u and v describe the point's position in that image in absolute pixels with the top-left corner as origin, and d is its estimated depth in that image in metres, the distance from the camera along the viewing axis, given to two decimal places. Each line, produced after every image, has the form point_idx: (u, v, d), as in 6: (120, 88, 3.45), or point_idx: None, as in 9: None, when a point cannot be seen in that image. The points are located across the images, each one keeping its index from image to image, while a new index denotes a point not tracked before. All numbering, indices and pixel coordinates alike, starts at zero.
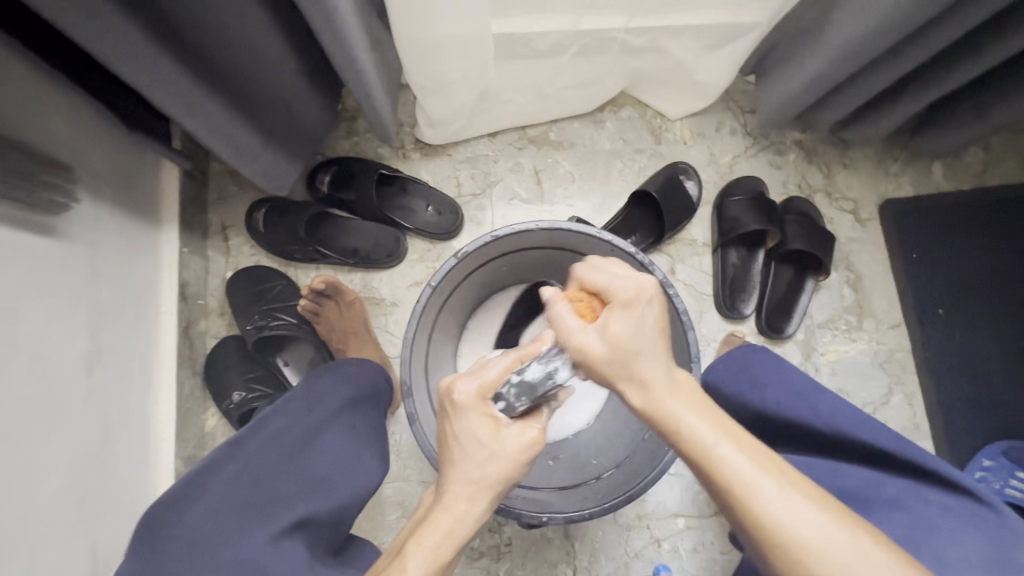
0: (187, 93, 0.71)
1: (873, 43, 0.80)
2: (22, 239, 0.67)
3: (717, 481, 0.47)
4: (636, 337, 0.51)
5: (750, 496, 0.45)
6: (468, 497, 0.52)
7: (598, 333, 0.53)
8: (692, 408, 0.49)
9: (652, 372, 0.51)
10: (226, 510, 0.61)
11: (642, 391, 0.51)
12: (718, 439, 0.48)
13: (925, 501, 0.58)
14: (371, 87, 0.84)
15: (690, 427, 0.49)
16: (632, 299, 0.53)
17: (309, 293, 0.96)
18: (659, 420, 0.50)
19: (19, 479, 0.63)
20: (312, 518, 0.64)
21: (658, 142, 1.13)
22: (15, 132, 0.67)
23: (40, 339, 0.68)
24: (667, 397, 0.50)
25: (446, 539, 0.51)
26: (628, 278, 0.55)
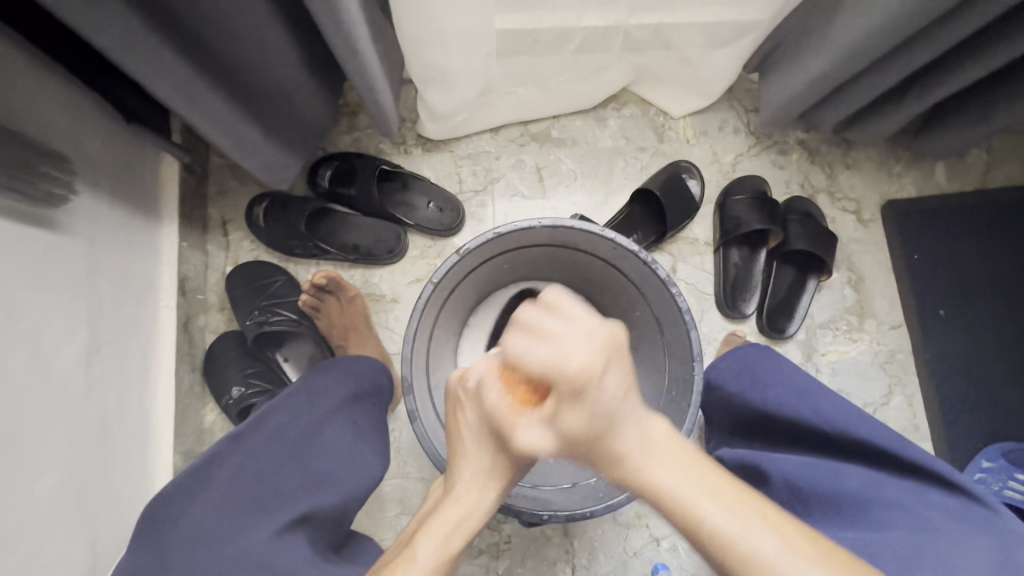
0: (188, 85, 0.70)
1: (879, 44, 0.79)
2: (21, 232, 0.67)
3: (710, 551, 0.43)
4: (592, 426, 0.43)
5: (751, 567, 0.42)
6: (478, 490, 0.53)
7: (547, 428, 0.45)
8: (672, 475, 0.44)
9: (624, 444, 0.44)
10: (227, 506, 0.61)
11: (613, 467, 0.45)
12: (709, 507, 0.43)
13: (925, 503, 0.58)
14: (373, 80, 0.84)
15: (676, 493, 0.44)
16: (579, 384, 0.41)
17: (310, 289, 0.95)
18: (640, 490, 0.45)
19: (18, 473, 0.63)
20: (314, 513, 0.64)
21: (661, 140, 1.13)
22: (16, 125, 0.67)
23: (38, 332, 0.68)
24: (645, 467, 0.45)
25: (454, 536, 0.51)
26: (573, 349, 0.41)
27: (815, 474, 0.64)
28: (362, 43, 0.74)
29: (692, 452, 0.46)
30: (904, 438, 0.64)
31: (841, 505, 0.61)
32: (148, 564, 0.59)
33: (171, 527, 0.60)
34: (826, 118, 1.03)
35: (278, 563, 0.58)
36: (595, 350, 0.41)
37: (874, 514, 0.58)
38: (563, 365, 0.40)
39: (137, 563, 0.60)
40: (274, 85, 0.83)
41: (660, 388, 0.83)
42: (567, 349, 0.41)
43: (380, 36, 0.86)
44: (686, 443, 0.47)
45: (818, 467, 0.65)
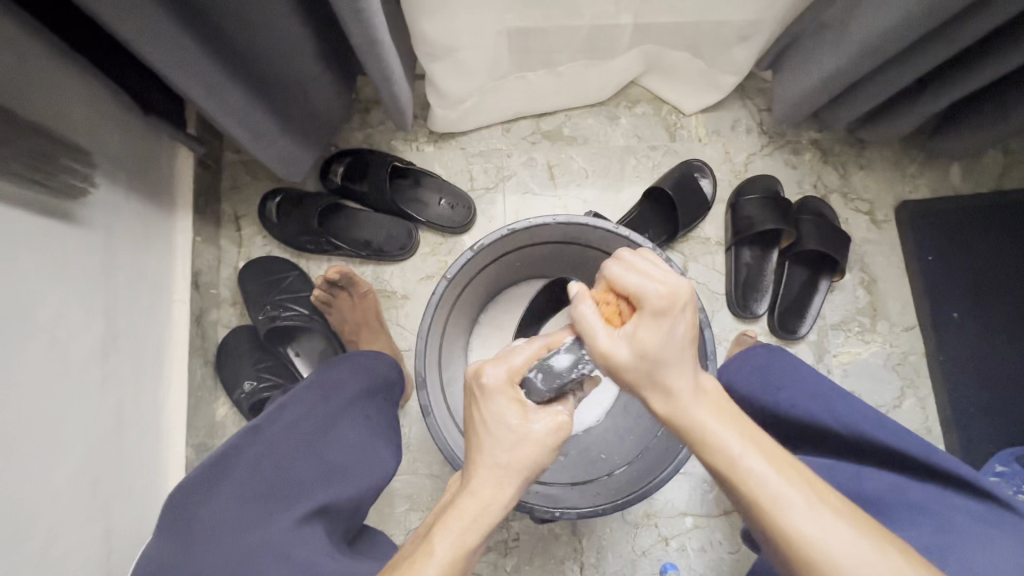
0: (208, 78, 0.71)
1: (895, 42, 0.79)
2: (40, 224, 0.68)
3: (742, 492, 0.47)
4: (663, 346, 0.50)
5: (779, 511, 0.45)
6: (494, 486, 0.52)
7: (623, 340, 0.52)
8: (716, 417, 0.50)
9: (679, 380, 0.51)
10: (248, 497, 0.62)
11: (665, 394, 0.51)
12: (745, 450, 0.48)
13: (951, 506, 0.58)
14: (388, 72, 0.84)
15: (716, 434, 0.49)
16: (663, 307, 0.51)
17: (323, 284, 0.97)
18: (683, 426, 0.51)
19: (37, 461, 0.64)
20: (332, 505, 0.64)
21: (672, 139, 1.12)
22: (40, 117, 0.68)
23: (57, 320, 0.69)
24: (693, 405, 0.50)
25: (470, 534, 0.50)
26: (662, 281, 0.52)
27: (836, 479, 0.64)
28: (380, 35, 0.75)
29: (732, 411, 0.51)
30: (923, 440, 0.63)
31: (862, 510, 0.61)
32: (169, 555, 0.59)
33: (194, 517, 0.61)
34: (840, 116, 1.03)
35: (300, 552, 0.58)
36: (680, 286, 0.52)
37: (898, 518, 0.58)
38: (655, 287, 0.51)
39: (156, 555, 0.60)
40: (288, 78, 0.83)
41: None
42: (670, 278, 0.52)
43: (393, 29, 0.86)
44: (727, 399, 0.53)
45: (839, 471, 0.65)
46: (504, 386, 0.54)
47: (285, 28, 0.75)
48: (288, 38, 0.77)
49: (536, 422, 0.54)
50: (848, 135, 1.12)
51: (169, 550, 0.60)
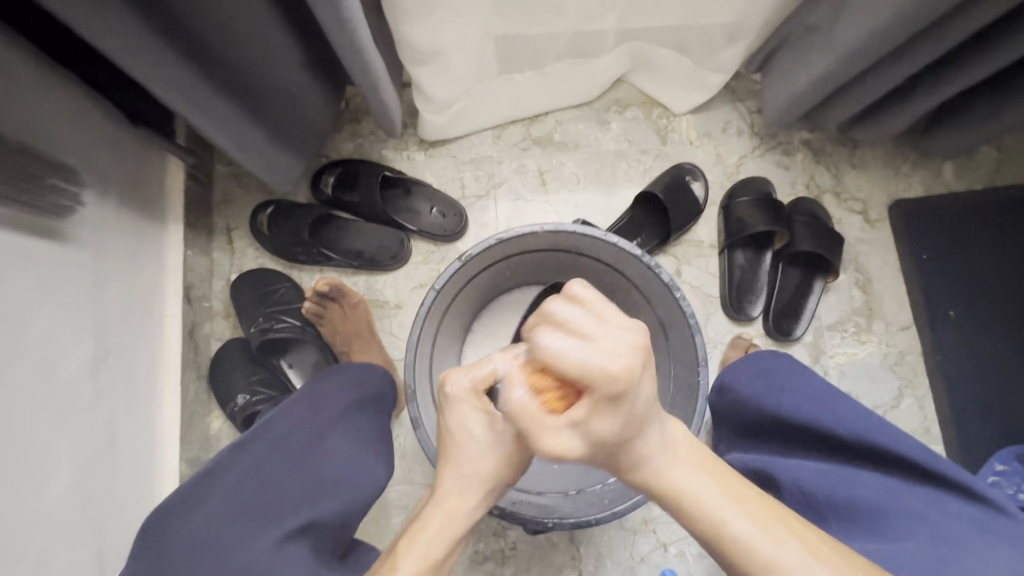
0: (193, 91, 0.71)
1: (880, 44, 0.79)
2: (28, 241, 0.67)
3: (732, 555, 0.47)
4: (623, 430, 0.45)
5: (773, 572, 0.45)
6: (462, 501, 0.53)
7: (575, 433, 0.45)
8: (693, 478, 0.49)
9: (648, 449, 0.49)
10: (229, 515, 0.61)
11: (645, 463, 0.49)
12: (728, 512, 0.47)
13: (949, 513, 0.57)
14: (375, 80, 0.84)
15: (700, 499, 0.48)
16: (618, 388, 0.43)
17: (313, 296, 0.97)
18: (674, 496, 0.49)
19: (28, 481, 0.63)
20: (316, 522, 0.63)
21: (663, 142, 1.12)
22: (26, 135, 0.68)
23: (46, 339, 0.68)
24: (670, 471, 0.49)
25: (440, 550, 0.51)
26: (612, 352, 0.43)
27: (827, 479, 0.63)
28: (364, 44, 0.74)
29: (705, 456, 0.51)
30: (922, 445, 0.64)
31: (854, 517, 0.59)
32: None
33: (172, 537, 0.60)
34: (832, 116, 1.02)
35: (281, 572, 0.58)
36: (634, 350, 0.43)
37: (892, 522, 0.57)
38: (598, 368, 0.42)
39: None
40: (275, 88, 0.82)
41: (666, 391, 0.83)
42: (602, 362, 0.42)
43: (378, 36, 0.86)
44: (699, 447, 0.52)
45: (834, 474, 0.64)
46: (468, 395, 0.53)
47: (270, 40, 0.75)
48: (274, 48, 0.77)
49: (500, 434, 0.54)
50: (840, 135, 1.12)
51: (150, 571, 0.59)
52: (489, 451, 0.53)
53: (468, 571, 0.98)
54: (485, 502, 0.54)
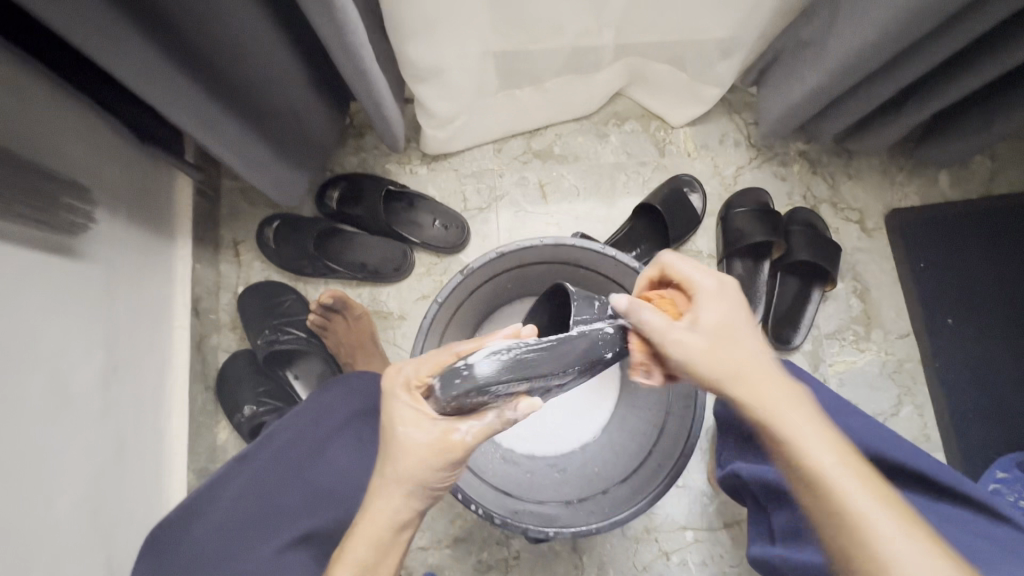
0: (202, 111, 0.74)
1: (869, 59, 0.81)
2: (42, 258, 0.70)
3: (828, 487, 0.49)
4: (727, 328, 0.57)
5: (854, 512, 0.48)
6: (388, 506, 0.53)
7: (691, 329, 0.57)
8: (804, 418, 0.53)
9: (758, 374, 0.55)
10: (231, 527, 0.64)
11: (753, 399, 0.54)
12: (832, 455, 0.51)
13: (970, 529, 0.59)
14: (378, 98, 0.86)
15: (807, 436, 0.52)
16: (716, 292, 0.59)
17: (318, 308, 0.99)
18: (775, 432, 0.53)
19: (40, 493, 0.65)
20: (317, 531, 0.65)
21: (662, 154, 1.14)
22: (40, 156, 0.70)
23: (57, 353, 0.70)
24: (774, 413, 0.53)
25: (371, 556, 0.52)
26: (709, 274, 0.60)
27: None
28: (367, 64, 0.77)
29: (808, 405, 0.54)
30: (938, 461, 0.65)
31: None
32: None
33: (176, 547, 0.63)
34: (827, 127, 1.04)
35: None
36: (727, 282, 0.60)
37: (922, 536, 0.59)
38: (702, 282, 0.59)
39: None
40: (280, 106, 0.85)
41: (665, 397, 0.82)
42: (704, 286, 0.59)
43: (380, 55, 0.88)
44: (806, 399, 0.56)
45: None
46: (401, 391, 0.53)
47: (277, 61, 0.78)
48: (280, 68, 0.79)
49: (418, 433, 0.52)
50: (836, 146, 1.13)
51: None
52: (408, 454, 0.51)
53: None
54: (415, 507, 0.54)
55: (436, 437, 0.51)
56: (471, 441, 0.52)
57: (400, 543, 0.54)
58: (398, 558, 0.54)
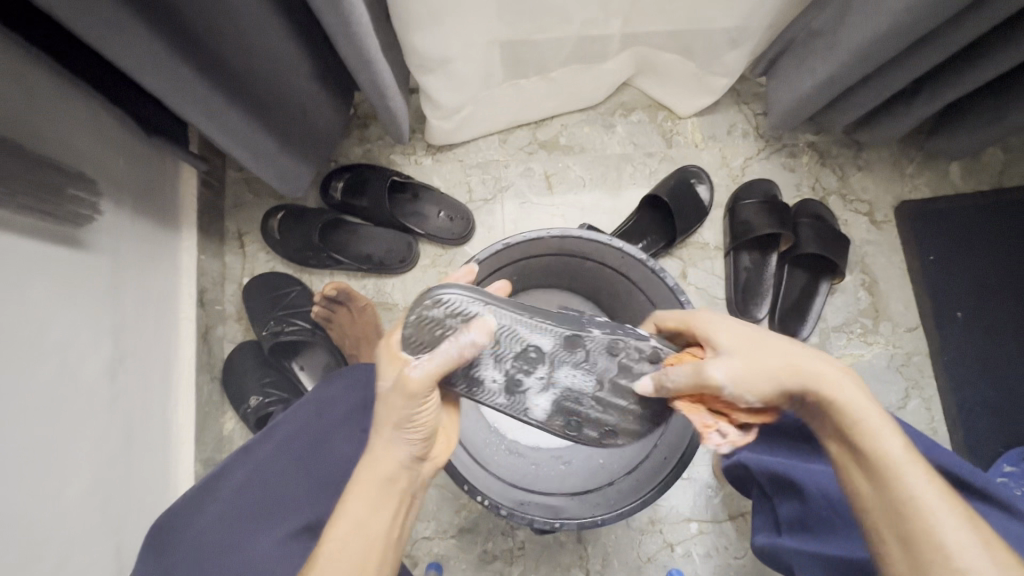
0: (207, 102, 0.73)
1: (882, 49, 0.79)
2: (49, 249, 0.70)
3: (895, 492, 0.48)
4: (754, 344, 0.55)
5: (917, 517, 0.47)
6: (378, 461, 0.55)
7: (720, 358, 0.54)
8: (871, 415, 0.51)
9: (817, 373, 0.53)
10: (234, 516, 0.64)
11: (811, 383, 0.53)
12: (899, 455, 0.50)
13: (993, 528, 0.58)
14: (382, 89, 0.85)
15: (877, 434, 0.51)
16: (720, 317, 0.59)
17: (321, 300, 1.01)
18: (839, 412, 0.52)
19: (49, 483, 0.65)
20: (320, 522, 0.66)
21: (669, 145, 1.13)
22: (45, 146, 0.70)
23: (65, 343, 0.70)
24: (837, 396, 0.52)
25: (365, 511, 0.53)
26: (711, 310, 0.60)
27: None
28: (372, 54, 0.76)
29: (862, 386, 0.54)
30: (957, 457, 0.64)
31: None
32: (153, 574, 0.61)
33: (179, 536, 0.63)
34: (837, 118, 1.02)
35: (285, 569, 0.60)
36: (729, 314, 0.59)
37: None
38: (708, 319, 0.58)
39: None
40: (284, 96, 0.84)
41: None
42: (706, 317, 0.59)
43: (385, 45, 0.87)
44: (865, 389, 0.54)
45: None
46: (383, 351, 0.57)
47: (283, 50, 0.77)
48: (284, 58, 0.78)
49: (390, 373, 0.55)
50: (846, 137, 1.12)
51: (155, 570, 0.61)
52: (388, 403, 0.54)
53: (476, 570, 0.99)
54: (400, 457, 0.56)
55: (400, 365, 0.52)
56: (427, 378, 0.52)
57: (398, 495, 0.56)
58: (398, 510, 0.56)
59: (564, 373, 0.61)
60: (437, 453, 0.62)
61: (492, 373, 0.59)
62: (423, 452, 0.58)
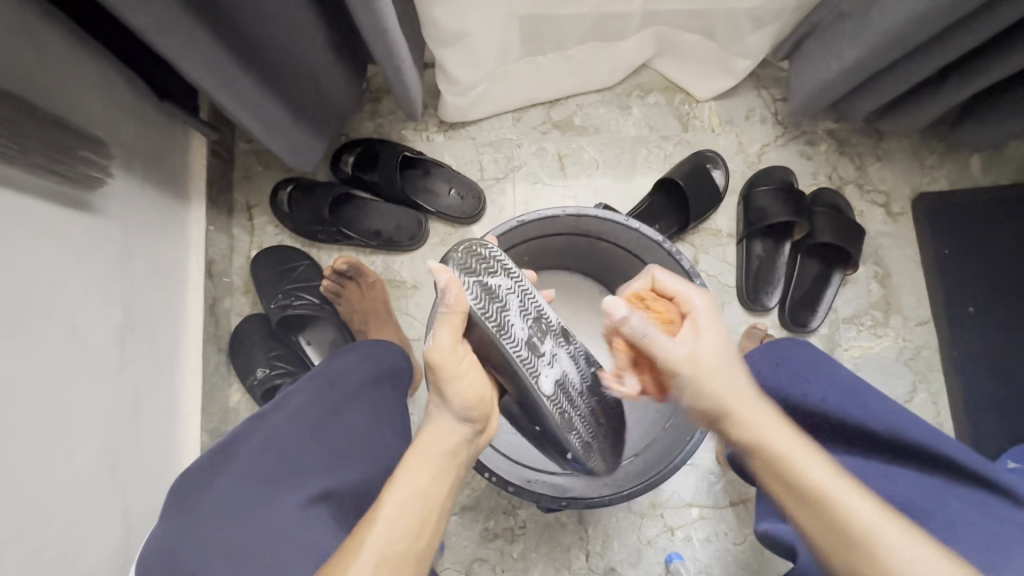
0: (222, 68, 0.71)
1: (914, 32, 0.77)
2: (60, 212, 0.69)
3: (834, 521, 0.50)
4: (719, 356, 0.57)
5: (863, 542, 0.48)
6: (440, 434, 0.57)
7: (687, 347, 0.58)
8: (795, 445, 0.54)
9: (743, 411, 0.57)
10: (252, 480, 0.63)
11: (739, 420, 0.57)
12: (834, 483, 0.51)
13: (998, 518, 0.59)
14: (399, 62, 0.83)
15: (807, 467, 0.53)
16: (705, 313, 0.59)
17: (332, 275, 1.00)
18: (769, 453, 0.55)
19: (59, 445, 0.66)
20: (334, 490, 0.65)
21: (685, 129, 1.11)
22: (56, 106, 0.68)
23: (76, 308, 0.70)
24: (754, 424, 0.56)
25: (427, 480, 0.53)
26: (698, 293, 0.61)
27: (868, 479, 0.65)
28: (390, 24, 0.74)
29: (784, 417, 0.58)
30: (958, 444, 0.65)
31: None
32: (170, 538, 0.60)
33: (199, 496, 0.63)
34: (860, 104, 1.00)
35: (306, 533, 0.60)
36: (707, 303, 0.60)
37: (944, 522, 0.59)
38: (689, 297, 0.60)
39: (159, 539, 0.61)
40: (299, 65, 0.82)
41: None
42: (692, 302, 0.60)
43: (403, 15, 0.85)
44: (788, 422, 0.57)
45: (870, 471, 0.66)
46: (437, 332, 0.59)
47: (299, 17, 0.75)
48: (299, 25, 0.76)
49: (444, 317, 0.56)
50: (866, 126, 1.10)
51: (171, 533, 0.61)
52: (445, 363, 0.57)
53: (477, 547, 1.00)
54: (463, 430, 0.58)
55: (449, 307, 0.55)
56: (451, 303, 0.56)
57: (455, 469, 0.56)
58: (454, 482, 0.56)
59: (564, 357, 0.68)
60: (491, 427, 0.63)
61: (522, 325, 0.63)
62: (481, 423, 0.59)
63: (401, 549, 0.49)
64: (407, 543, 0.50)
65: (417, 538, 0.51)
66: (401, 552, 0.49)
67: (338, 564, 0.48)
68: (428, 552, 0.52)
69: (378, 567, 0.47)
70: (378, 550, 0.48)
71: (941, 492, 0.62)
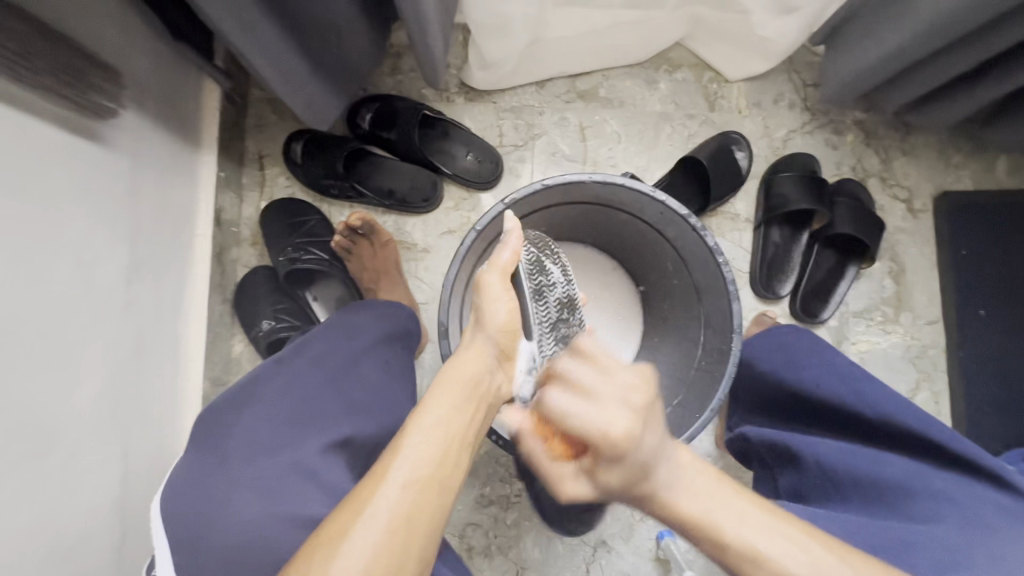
0: (244, 10, 0.68)
1: (960, 25, 0.74)
2: (67, 140, 0.66)
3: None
4: (630, 482, 0.51)
5: None
6: (461, 366, 0.57)
7: (586, 481, 0.55)
8: (696, 505, 0.50)
9: (665, 479, 0.51)
10: (279, 422, 0.63)
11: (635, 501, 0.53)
12: (729, 524, 0.48)
13: (978, 499, 0.58)
14: (426, 22, 0.80)
15: (713, 523, 0.49)
16: (620, 448, 0.50)
17: (344, 230, 0.98)
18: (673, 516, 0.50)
19: (62, 379, 0.65)
20: (356, 438, 0.65)
21: (711, 109, 1.08)
22: (65, 27, 0.66)
23: (82, 243, 0.68)
24: (680, 500, 0.50)
25: (449, 410, 0.53)
26: (608, 413, 0.50)
27: (855, 459, 0.64)
28: None
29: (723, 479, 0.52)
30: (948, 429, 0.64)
31: (876, 493, 0.62)
32: (201, 472, 0.61)
33: (223, 436, 0.63)
34: (894, 95, 0.98)
35: (330, 474, 0.60)
36: (631, 411, 0.50)
37: (919, 502, 0.59)
38: (601, 428, 0.50)
39: (183, 476, 0.61)
40: (324, 19, 0.79)
41: (692, 356, 0.85)
42: (603, 427, 0.50)
43: None
44: (707, 467, 0.53)
45: (857, 454, 0.65)
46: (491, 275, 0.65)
47: None
48: None
49: (504, 253, 0.63)
50: (894, 119, 1.08)
51: (198, 470, 0.61)
52: (485, 287, 0.62)
53: (471, 511, 1.01)
54: (487, 361, 0.59)
55: (508, 244, 0.62)
56: (512, 247, 0.63)
57: (478, 400, 0.56)
58: (478, 414, 0.55)
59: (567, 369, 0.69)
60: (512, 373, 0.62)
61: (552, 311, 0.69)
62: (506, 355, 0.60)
63: (428, 473, 0.48)
64: (433, 469, 0.48)
65: (442, 467, 0.49)
66: (428, 479, 0.48)
67: (366, 487, 0.47)
68: (457, 481, 0.50)
69: (405, 489, 0.47)
70: (405, 474, 0.47)
71: (930, 475, 0.62)
